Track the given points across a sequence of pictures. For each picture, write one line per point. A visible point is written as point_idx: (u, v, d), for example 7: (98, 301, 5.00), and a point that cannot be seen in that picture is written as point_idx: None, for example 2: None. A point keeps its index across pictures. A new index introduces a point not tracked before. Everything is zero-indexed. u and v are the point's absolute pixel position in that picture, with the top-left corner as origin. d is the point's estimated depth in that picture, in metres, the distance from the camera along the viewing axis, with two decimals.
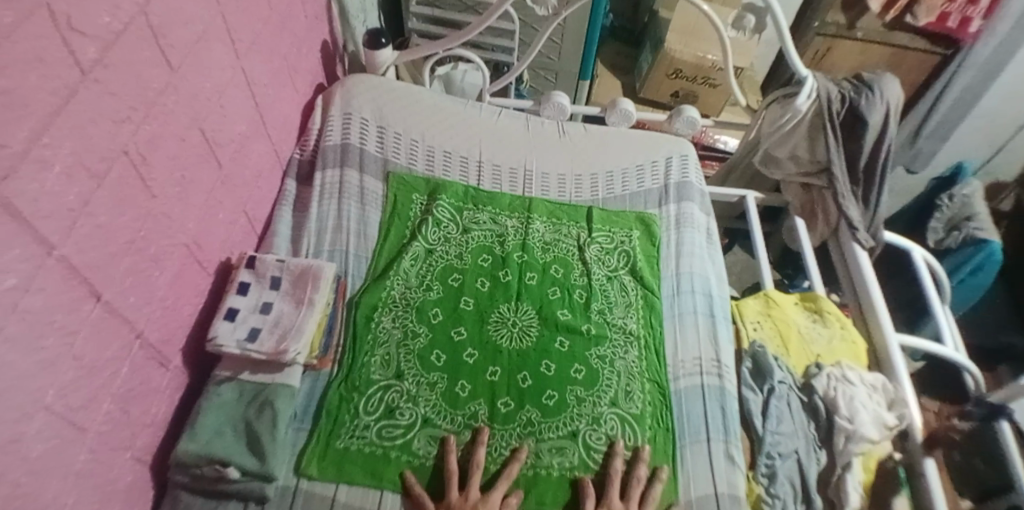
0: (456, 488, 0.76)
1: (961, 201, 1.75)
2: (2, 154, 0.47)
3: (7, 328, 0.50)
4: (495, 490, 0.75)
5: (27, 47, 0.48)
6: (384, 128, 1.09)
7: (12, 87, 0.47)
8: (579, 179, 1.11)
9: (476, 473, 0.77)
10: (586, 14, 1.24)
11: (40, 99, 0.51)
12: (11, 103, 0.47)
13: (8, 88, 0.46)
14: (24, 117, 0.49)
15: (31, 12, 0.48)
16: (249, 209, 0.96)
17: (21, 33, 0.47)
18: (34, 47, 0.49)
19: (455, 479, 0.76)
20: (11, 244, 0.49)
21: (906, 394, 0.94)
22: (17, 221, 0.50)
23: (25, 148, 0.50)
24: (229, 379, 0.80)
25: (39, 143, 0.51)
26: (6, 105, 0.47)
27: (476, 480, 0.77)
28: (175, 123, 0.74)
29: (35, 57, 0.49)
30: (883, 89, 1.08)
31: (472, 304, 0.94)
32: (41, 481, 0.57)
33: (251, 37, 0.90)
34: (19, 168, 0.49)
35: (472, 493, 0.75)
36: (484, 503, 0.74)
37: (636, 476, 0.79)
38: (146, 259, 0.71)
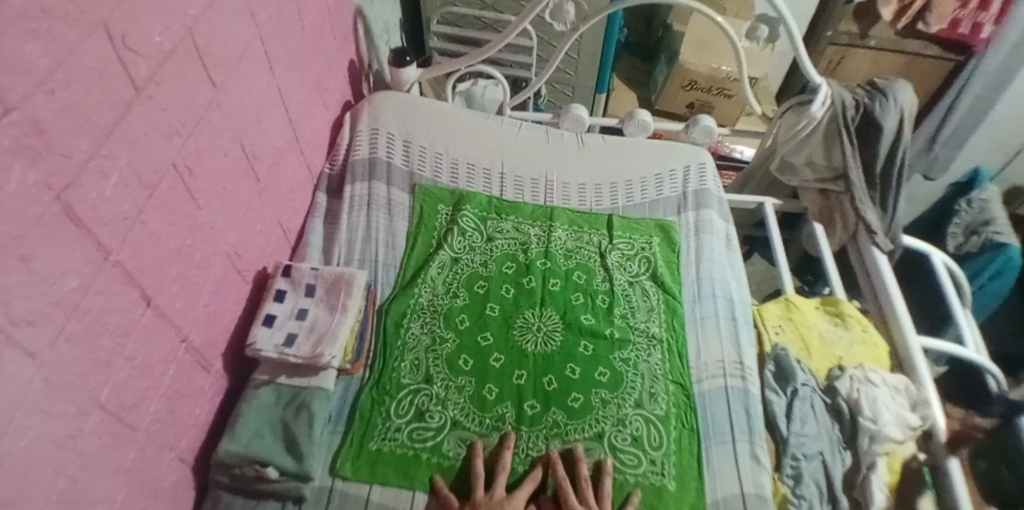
0: (481, 488, 0.77)
1: (980, 205, 1.76)
2: (65, 164, 0.51)
3: (68, 327, 0.54)
4: (519, 491, 0.76)
5: (87, 65, 0.52)
6: (409, 142, 1.14)
7: (75, 101, 0.51)
8: (599, 188, 1.14)
9: (502, 475, 0.79)
10: (602, 29, 1.28)
11: (99, 113, 0.55)
12: (75, 117, 0.52)
13: (72, 103, 0.51)
14: (85, 130, 0.53)
15: (92, 33, 0.52)
16: (284, 221, 1.00)
17: (84, 51, 0.52)
18: (95, 65, 0.53)
19: (481, 481, 0.78)
20: (72, 248, 0.53)
21: (930, 396, 0.95)
22: (78, 227, 0.54)
23: (86, 159, 0.54)
24: (267, 382, 0.83)
25: (98, 153, 0.55)
26: (71, 118, 0.51)
27: (501, 481, 0.78)
28: (218, 138, 0.78)
29: (95, 74, 0.54)
30: (897, 95, 1.10)
31: (498, 310, 0.97)
32: (95, 474, 0.60)
33: (285, 57, 0.95)
34: (81, 177, 0.53)
35: (497, 493, 0.76)
36: (509, 500, 0.75)
37: (581, 475, 0.79)
38: (192, 265, 0.75)
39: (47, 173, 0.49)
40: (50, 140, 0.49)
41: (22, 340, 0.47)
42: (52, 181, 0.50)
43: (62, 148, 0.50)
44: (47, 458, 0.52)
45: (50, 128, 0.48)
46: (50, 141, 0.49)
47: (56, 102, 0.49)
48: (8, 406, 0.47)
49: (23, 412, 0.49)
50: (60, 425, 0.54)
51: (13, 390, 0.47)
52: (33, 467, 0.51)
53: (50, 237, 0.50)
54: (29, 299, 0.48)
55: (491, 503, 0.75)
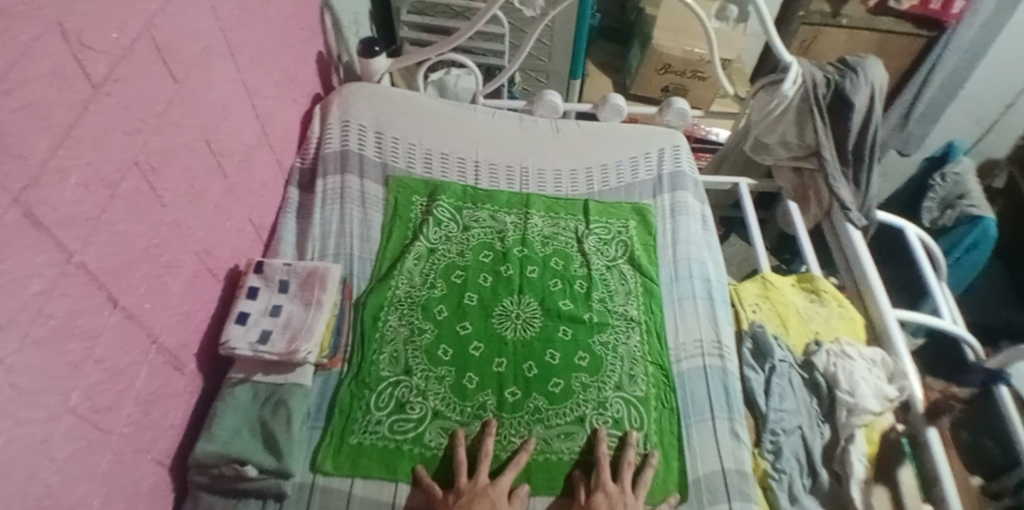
0: (464, 475, 0.77)
1: (953, 179, 1.78)
2: (24, 165, 0.50)
3: (34, 332, 0.52)
4: (504, 476, 0.77)
5: (41, 64, 0.51)
6: (382, 134, 1.12)
7: (32, 101, 0.50)
8: (575, 174, 1.14)
9: (485, 463, 0.79)
10: (573, 14, 1.27)
11: (57, 113, 0.54)
12: (31, 117, 0.50)
13: (28, 102, 0.49)
14: (43, 130, 0.52)
15: (46, 31, 0.51)
16: (255, 217, 0.99)
17: (39, 50, 0.50)
18: (50, 63, 0.52)
19: (464, 468, 0.78)
20: (34, 252, 0.52)
21: (906, 367, 0.96)
22: (40, 230, 0.52)
23: (45, 159, 0.52)
24: (243, 380, 0.82)
25: (58, 154, 0.54)
26: (27, 118, 0.50)
27: (484, 469, 0.78)
28: (183, 134, 0.77)
29: (49, 73, 0.52)
30: (867, 71, 1.11)
31: (476, 299, 0.96)
32: (70, 480, 0.59)
33: (252, 50, 0.93)
34: (40, 179, 0.52)
35: (481, 480, 0.76)
36: (494, 486, 0.75)
37: (628, 459, 0.81)
38: (161, 266, 0.74)
39: (5, 175, 0.47)
40: (8, 141, 0.47)
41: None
42: (11, 183, 0.48)
43: (20, 149, 0.49)
44: (20, 466, 0.51)
45: (7, 130, 0.47)
46: (8, 143, 0.47)
47: (12, 102, 0.47)
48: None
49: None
50: (32, 431, 0.53)
51: None
52: (8, 475, 0.50)
53: (11, 242, 0.49)
54: None
55: (475, 490, 0.75)
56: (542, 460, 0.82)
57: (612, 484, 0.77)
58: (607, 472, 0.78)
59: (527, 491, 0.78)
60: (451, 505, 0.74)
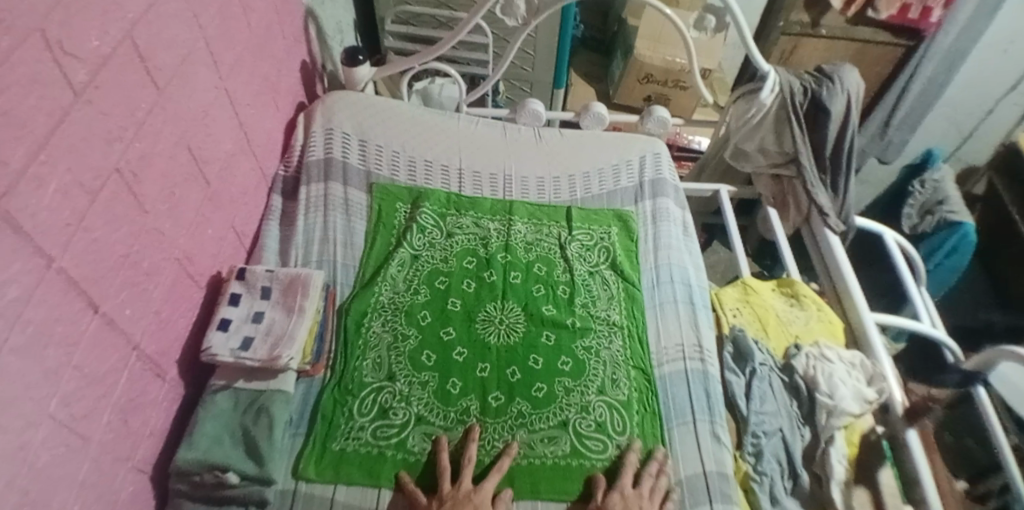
0: (447, 481, 0.77)
1: (932, 186, 1.83)
2: (2, 171, 0.50)
3: (13, 338, 0.52)
4: (488, 481, 0.77)
5: (21, 70, 0.51)
6: (366, 142, 1.13)
7: (10, 108, 0.50)
8: (558, 181, 1.15)
9: (468, 468, 0.79)
10: (555, 23, 1.29)
11: (37, 120, 0.54)
12: (9, 124, 0.50)
13: (7, 110, 0.50)
14: (21, 137, 0.52)
15: (26, 39, 0.51)
16: (238, 225, 0.99)
17: (18, 58, 0.51)
18: (29, 71, 0.52)
19: (448, 473, 0.78)
20: (13, 258, 0.52)
21: (885, 369, 0.98)
22: (19, 236, 0.53)
23: (24, 166, 0.53)
24: (224, 388, 0.82)
25: (36, 161, 0.54)
26: (5, 125, 0.50)
27: (468, 474, 0.78)
28: (164, 141, 0.77)
29: (30, 79, 0.53)
30: (844, 79, 1.15)
31: (459, 305, 0.97)
32: (47, 488, 0.58)
33: (234, 59, 0.94)
34: (19, 185, 0.52)
35: (464, 486, 0.76)
36: (477, 491, 0.75)
37: (648, 470, 0.81)
38: (141, 272, 0.74)
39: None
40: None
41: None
42: None
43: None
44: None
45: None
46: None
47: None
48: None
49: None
50: (10, 439, 0.52)
51: None
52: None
53: None
54: None
55: (459, 496, 0.75)
56: (527, 464, 0.82)
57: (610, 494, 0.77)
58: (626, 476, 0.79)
59: (510, 495, 0.79)
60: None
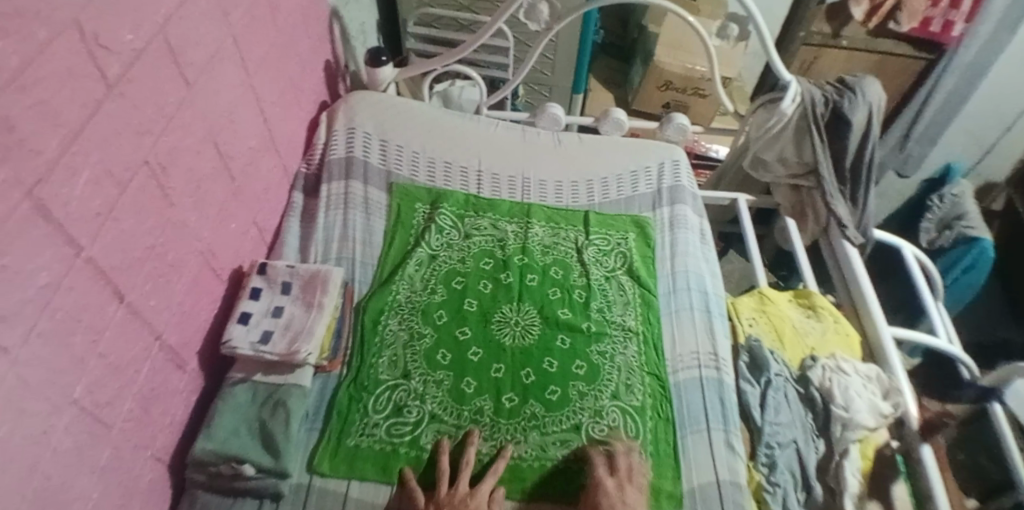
0: (445, 484, 0.77)
1: (951, 201, 1.81)
2: (35, 160, 0.51)
3: (41, 324, 0.54)
4: (485, 483, 0.77)
5: (55, 61, 0.52)
6: (386, 142, 1.14)
7: (45, 98, 0.52)
8: (576, 185, 1.16)
9: (467, 470, 0.79)
10: (577, 29, 1.30)
11: (72, 110, 0.56)
12: (43, 114, 0.52)
13: (42, 100, 0.51)
14: (56, 127, 0.54)
15: (62, 32, 0.53)
16: (260, 220, 1.00)
17: (53, 50, 0.52)
18: (64, 63, 0.54)
19: (447, 476, 0.78)
20: (43, 245, 0.53)
21: (901, 384, 0.97)
22: (49, 223, 0.54)
23: (57, 156, 0.54)
24: (242, 380, 0.83)
25: (70, 151, 0.56)
26: (40, 115, 0.51)
27: (466, 476, 0.78)
28: (192, 136, 0.79)
29: (65, 70, 0.54)
30: (866, 90, 1.14)
31: (476, 305, 0.97)
32: (69, 473, 0.59)
33: (261, 56, 0.96)
34: (52, 174, 0.54)
35: (461, 489, 0.76)
36: (473, 493, 0.75)
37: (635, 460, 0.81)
38: (166, 263, 0.75)
39: (18, 169, 0.49)
40: (21, 136, 0.49)
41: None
42: (25, 177, 0.50)
43: (33, 144, 0.50)
44: (20, 457, 0.52)
45: (20, 125, 0.49)
46: (21, 137, 0.49)
47: (26, 98, 0.49)
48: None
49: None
50: (34, 423, 0.53)
51: None
52: (9, 465, 0.50)
53: (19, 234, 0.50)
54: (4, 295, 0.48)
55: (456, 499, 0.74)
56: (536, 466, 0.82)
57: (615, 489, 0.75)
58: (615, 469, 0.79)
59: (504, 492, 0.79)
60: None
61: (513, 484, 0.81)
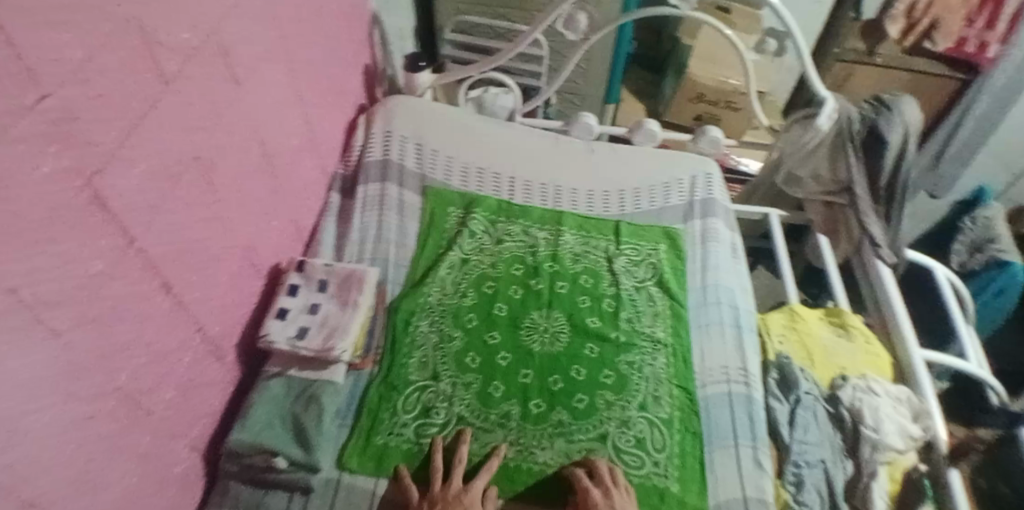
0: (439, 480, 0.78)
1: (983, 223, 1.78)
2: (93, 151, 0.53)
3: (91, 311, 0.55)
4: (477, 481, 0.77)
5: (112, 57, 0.54)
6: (422, 145, 1.16)
7: (106, 91, 0.54)
8: (608, 195, 1.17)
9: (460, 467, 0.79)
10: (611, 41, 1.32)
11: (130, 104, 0.58)
12: (105, 106, 0.54)
13: (103, 92, 0.54)
14: (113, 120, 0.55)
15: (121, 28, 0.55)
16: (298, 218, 1.02)
17: (111, 46, 0.54)
18: (124, 57, 0.56)
19: (439, 472, 0.79)
20: (97, 233, 0.55)
21: (931, 408, 0.95)
22: (104, 212, 0.56)
23: (114, 148, 0.56)
24: (278, 374, 0.85)
25: (126, 144, 0.58)
26: (101, 106, 0.53)
27: (459, 473, 0.79)
28: (240, 134, 0.81)
29: (122, 66, 0.56)
30: (901, 109, 1.12)
31: (506, 310, 0.98)
32: (109, 456, 0.61)
33: (305, 59, 0.98)
34: (109, 166, 0.56)
35: (454, 486, 0.77)
36: (466, 490, 0.76)
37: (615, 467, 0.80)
38: (210, 257, 0.77)
39: (78, 158, 0.51)
40: (82, 127, 0.51)
41: (46, 319, 0.49)
42: (82, 168, 0.52)
43: (91, 136, 0.52)
44: (64, 439, 0.54)
45: (82, 115, 0.51)
46: (82, 128, 0.51)
47: (89, 89, 0.51)
48: (29, 382, 0.48)
49: (45, 391, 0.50)
50: (79, 406, 0.55)
51: (39, 367, 0.49)
52: (53, 445, 0.52)
53: (73, 222, 0.52)
54: (57, 280, 0.50)
55: (448, 498, 0.75)
56: (537, 470, 0.82)
57: (603, 499, 0.75)
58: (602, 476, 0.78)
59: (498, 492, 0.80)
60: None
61: (512, 485, 0.81)
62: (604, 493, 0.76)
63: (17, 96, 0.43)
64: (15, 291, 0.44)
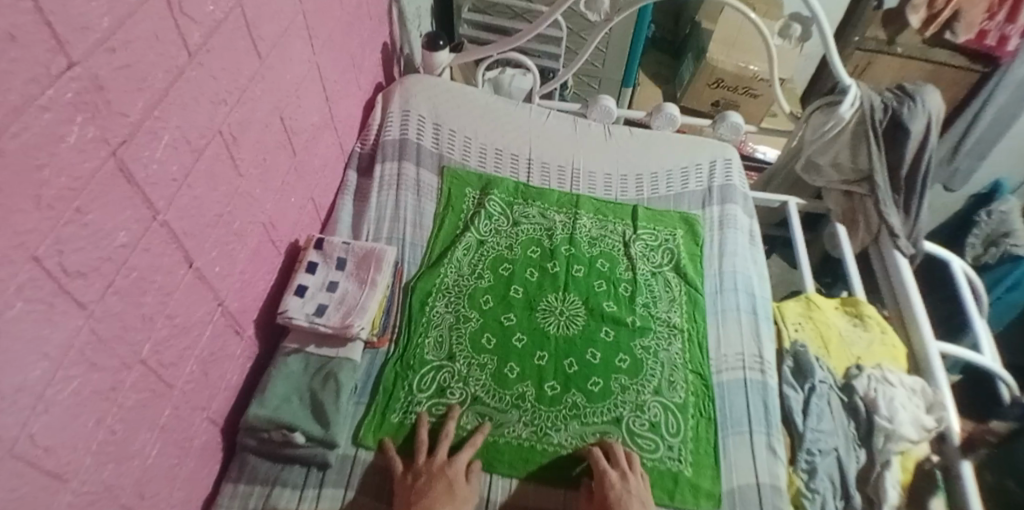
0: (423, 454, 0.79)
1: (999, 217, 1.73)
2: (122, 121, 0.52)
3: (116, 282, 0.55)
4: (461, 455, 0.78)
5: (144, 27, 0.53)
6: (440, 125, 1.15)
7: (133, 61, 0.52)
8: (625, 180, 1.16)
9: (445, 442, 0.81)
10: (631, 23, 1.30)
11: (158, 74, 0.57)
12: (131, 77, 0.53)
13: (129, 63, 0.52)
14: (141, 91, 0.55)
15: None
16: (316, 196, 1.02)
17: (142, 15, 0.52)
18: (152, 28, 0.54)
19: (425, 447, 0.80)
20: (124, 205, 0.55)
21: (946, 399, 0.94)
22: (131, 184, 0.55)
23: (141, 119, 0.55)
24: (296, 351, 0.85)
25: (152, 115, 0.57)
26: (128, 77, 0.52)
27: (443, 448, 0.80)
28: (262, 109, 0.80)
29: (151, 37, 0.54)
30: (926, 100, 1.10)
31: (522, 292, 0.98)
32: (132, 428, 0.61)
33: (326, 35, 0.97)
34: (135, 136, 0.55)
35: (438, 459, 0.78)
36: (450, 464, 0.77)
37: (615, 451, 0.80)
38: (231, 232, 0.77)
39: (105, 129, 0.50)
40: (109, 97, 0.50)
41: (73, 290, 0.49)
42: (110, 137, 0.51)
43: (118, 106, 0.51)
44: (87, 409, 0.53)
45: (108, 85, 0.49)
46: (109, 98, 0.50)
47: (116, 60, 0.50)
48: (55, 352, 0.48)
49: (69, 361, 0.50)
50: (103, 377, 0.55)
51: (64, 337, 0.49)
52: (76, 414, 0.52)
53: (102, 193, 0.51)
54: (84, 251, 0.49)
55: (433, 471, 0.76)
56: (537, 449, 0.83)
57: (619, 482, 0.76)
58: (603, 460, 0.78)
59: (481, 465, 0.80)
60: (408, 485, 0.75)
61: (526, 466, 0.81)
62: (621, 475, 0.77)
63: (43, 64, 0.41)
64: (39, 261, 0.44)
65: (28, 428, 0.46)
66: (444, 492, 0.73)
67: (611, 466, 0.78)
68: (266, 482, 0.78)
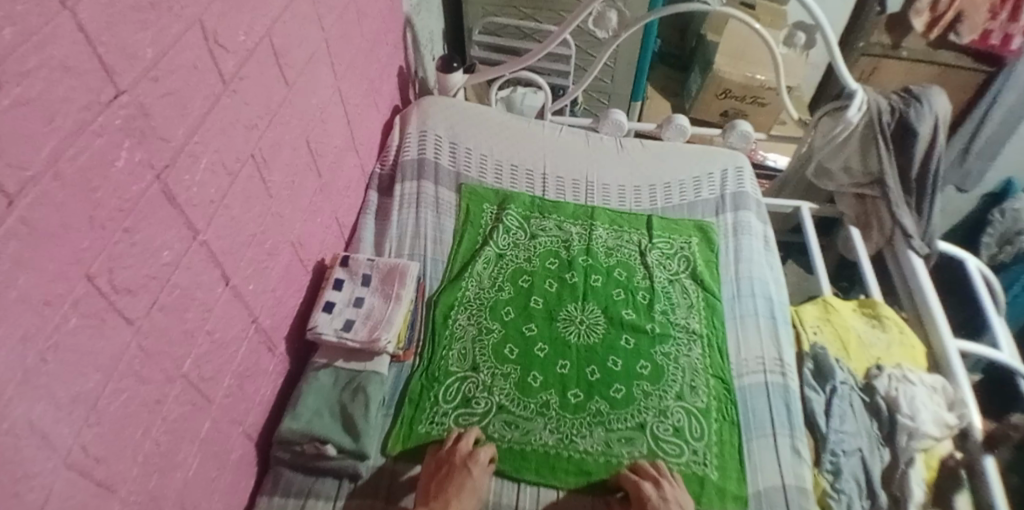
0: (449, 444, 0.82)
1: (1012, 215, 1.74)
2: (166, 146, 0.56)
3: (161, 299, 0.58)
4: (481, 452, 0.80)
5: (182, 59, 0.56)
6: (456, 144, 1.19)
7: (175, 89, 0.56)
8: (638, 190, 1.19)
9: (470, 435, 0.83)
10: (638, 38, 1.34)
11: (197, 101, 0.61)
12: (174, 104, 0.56)
13: (171, 91, 0.56)
14: (182, 117, 0.58)
15: (190, 27, 0.57)
16: (340, 216, 1.06)
17: (184, 43, 0.56)
18: (192, 57, 0.58)
19: (453, 438, 0.83)
20: (168, 227, 0.58)
21: (967, 395, 0.95)
22: (174, 206, 0.59)
23: (182, 145, 0.59)
24: (326, 366, 0.88)
25: (192, 140, 0.61)
26: (170, 104, 0.56)
27: (468, 439, 0.82)
28: (290, 133, 0.84)
29: (190, 66, 0.58)
30: (932, 101, 1.13)
31: (542, 303, 1.01)
32: (175, 439, 0.64)
33: (346, 60, 1.01)
34: (177, 160, 0.58)
35: (460, 451, 0.80)
36: (475, 461, 0.79)
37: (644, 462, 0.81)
38: (264, 251, 0.80)
39: (150, 153, 0.54)
40: (154, 123, 0.53)
41: (121, 307, 0.52)
42: (155, 161, 0.54)
43: (163, 131, 0.55)
44: (136, 421, 0.56)
45: (154, 112, 0.53)
46: (154, 124, 0.53)
47: (159, 88, 0.54)
48: (105, 365, 0.50)
49: (120, 374, 0.53)
50: (150, 390, 0.58)
51: (115, 351, 0.51)
52: (124, 426, 0.54)
53: (148, 214, 0.54)
54: (132, 269, 0.53)
55: (454, 461, 0.78)
56: (564, 454, 0.84)
57: (654, 491, 0.76)
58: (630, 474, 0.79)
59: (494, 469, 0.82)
60: (432, 473, 0.79)
61: (555, 474, 0.82)
62: (654, 484, 0.78)
63: (94, 91, 0.45)
64: (92, 278, 0.47)
65: (81, 439, 0.48)
66: (457, 487, 0.75)
67: (642, 477, 0.79)
68: (301, 493, 0.80)
